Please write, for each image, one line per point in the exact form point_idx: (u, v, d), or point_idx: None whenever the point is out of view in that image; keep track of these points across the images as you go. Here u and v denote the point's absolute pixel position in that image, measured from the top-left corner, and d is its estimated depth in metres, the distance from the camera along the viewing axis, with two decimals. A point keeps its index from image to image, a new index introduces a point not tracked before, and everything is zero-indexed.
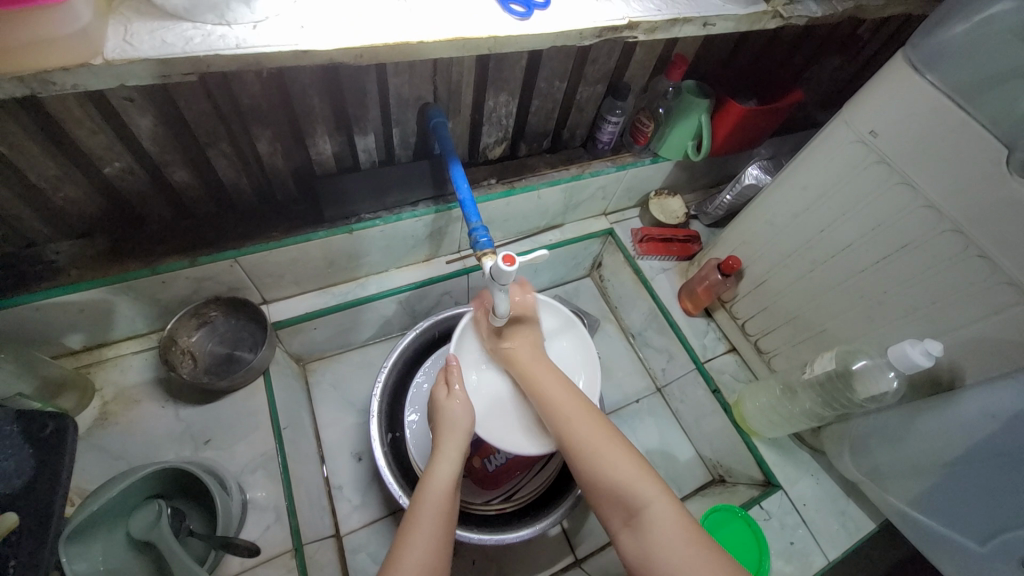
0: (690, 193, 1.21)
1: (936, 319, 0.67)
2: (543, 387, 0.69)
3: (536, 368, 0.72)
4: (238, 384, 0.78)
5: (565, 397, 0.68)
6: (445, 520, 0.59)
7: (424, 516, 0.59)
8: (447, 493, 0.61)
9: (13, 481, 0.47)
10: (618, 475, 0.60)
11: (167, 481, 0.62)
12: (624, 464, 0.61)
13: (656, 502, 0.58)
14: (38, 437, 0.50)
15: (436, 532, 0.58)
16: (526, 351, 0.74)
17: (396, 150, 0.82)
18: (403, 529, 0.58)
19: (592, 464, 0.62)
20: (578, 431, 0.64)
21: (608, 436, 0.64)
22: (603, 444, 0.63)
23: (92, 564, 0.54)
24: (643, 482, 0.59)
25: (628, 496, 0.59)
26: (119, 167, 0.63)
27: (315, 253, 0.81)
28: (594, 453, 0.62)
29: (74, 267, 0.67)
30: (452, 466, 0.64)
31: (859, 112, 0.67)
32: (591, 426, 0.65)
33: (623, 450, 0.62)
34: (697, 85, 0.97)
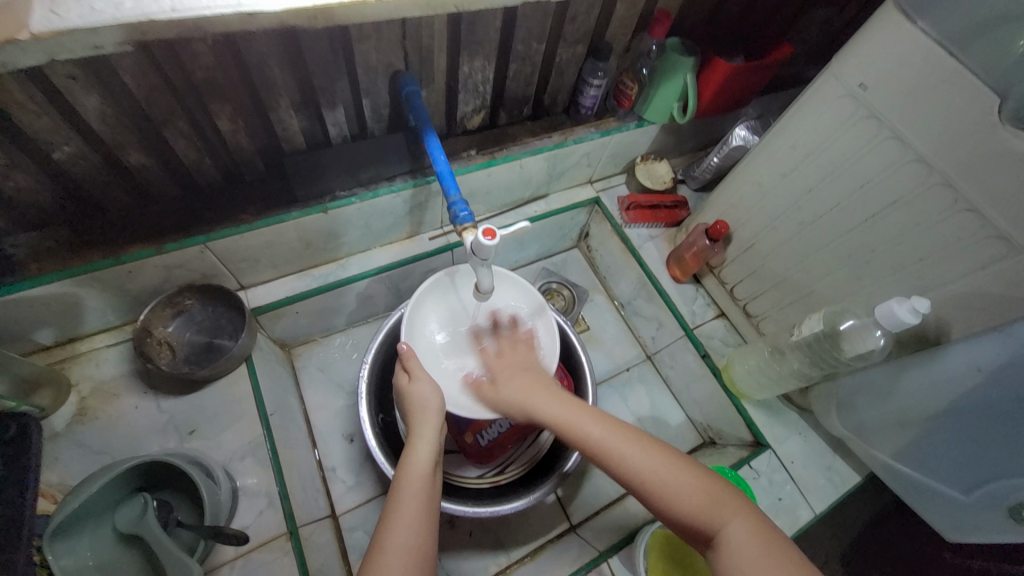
0: (677, 157, 1.18)
1: (924, 275, 0.67)
2: (574, 413, 0.62)
3: (552, 394, 0.65)
4: (219, 373, 0.76)
5: (608, 416, 0.61)
6: (426, 509, 0.58)
7: (404, 503, 0.57)
8: (425, 477, 0.61)
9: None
10: (685, 495, 0.53)
11: (151, 474, 0.61)
12: (687, 483, 0.53)
13: (730, 522, 0.50)
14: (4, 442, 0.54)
15: (417, 513, 0.57)
16: (534, 378, 0.68)
17: (369, 124, 0.78)
18: (385, 521, 0.57)
19: (647, 487, 0.54)
20: (627, 450, 0.57)
21: (666, 452, 0.56)
22: (662, 465, 0.55)
23: (80, 559, 0.54)
24: (716, 501, 0.51)
25: (698, 517, 0.51)
26: (70, 151, 0.59)
27: (290, 235, 0.78)
28: (651, 474, 0.55)
29: (33, 260, 0.64)
30: (429, 451, 0.63)
31: (850, 64, 0.64)
32: (642, 445, 0.57)
33: (685, 470, 0.54)
34: (682, 42, 0.93)
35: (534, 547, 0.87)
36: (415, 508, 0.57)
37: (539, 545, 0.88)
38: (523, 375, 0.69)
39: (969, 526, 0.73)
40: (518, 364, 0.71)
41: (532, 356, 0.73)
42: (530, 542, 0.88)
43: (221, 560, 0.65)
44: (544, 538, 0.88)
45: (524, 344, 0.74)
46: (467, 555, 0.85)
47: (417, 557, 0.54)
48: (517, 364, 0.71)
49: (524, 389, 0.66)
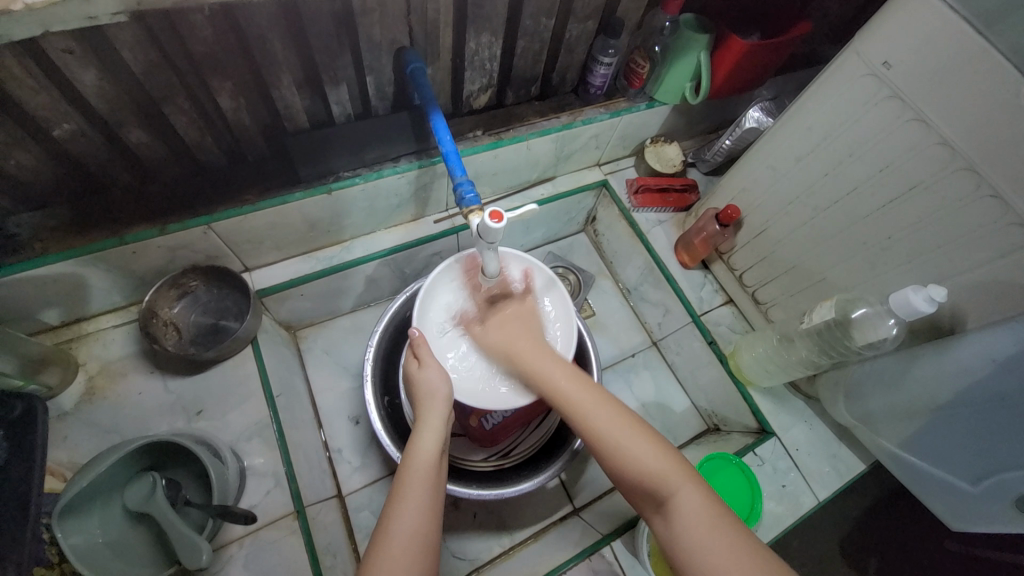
0: (687, 140, 1.15)
1: (941, 263, 0.65)
2: (548, 374, 0.65)
3: (533, 352, 0.68)
4: (225, 354, 0.76)
5: (580, 382, 0.64)
6: (432, 497, 0.58)
7: (411, 492, 0.58)
8: (432, 468, 0.61)
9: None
10: (643, 462, 0.56)
11: (159, 453, 0.62)
12: (647, 451, 0.57)
13: (681, 489, 0.54)
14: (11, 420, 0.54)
15: (424, 503, 0.57)
16: (524, 331, 0.72)
17: (373, 102, 0.77)
18: (390, 505, 0.57)
19: (611, 452, 0.58)
20: (596, 415, 0.60)
21: (631, 422, 0.60)
22: (623, 433, 0.58)
23: (90, 537, 0.54)
24: (674, 471, 0.55)
25: (652, 482, 0.55)
26: (70, 129, 0.58)
27: (294, 217, 0.77)
28: (616, 440, 0.58)
29: (38, 240, 0.64)
30: (435, 439, 0.63)
31: (872, 42, 0.61)
32: (610, 413, 0.60)
33: (646, 440, 0.58)
34: (696, 18, 0.90)
35: (537, 529, 0.88)
36: (422, 497, 0.58)
37: (542, 527, 0.89)
38: (514, 327, 0.73)
39: (976, 516, 0.74)
40: (511, 315, 0.75)
41: (529, 310, 0.75)
42: (533, 524, 0.89)
43: (229, 538, 0.66)
44: (547, 520, 0.89)
45: (522, 297, 0.77)
46: (471, 536, 0.86)
47: (420, 547, 0.54)
48: (510, 314, 0.75)
49: (512, 337, 0.71)
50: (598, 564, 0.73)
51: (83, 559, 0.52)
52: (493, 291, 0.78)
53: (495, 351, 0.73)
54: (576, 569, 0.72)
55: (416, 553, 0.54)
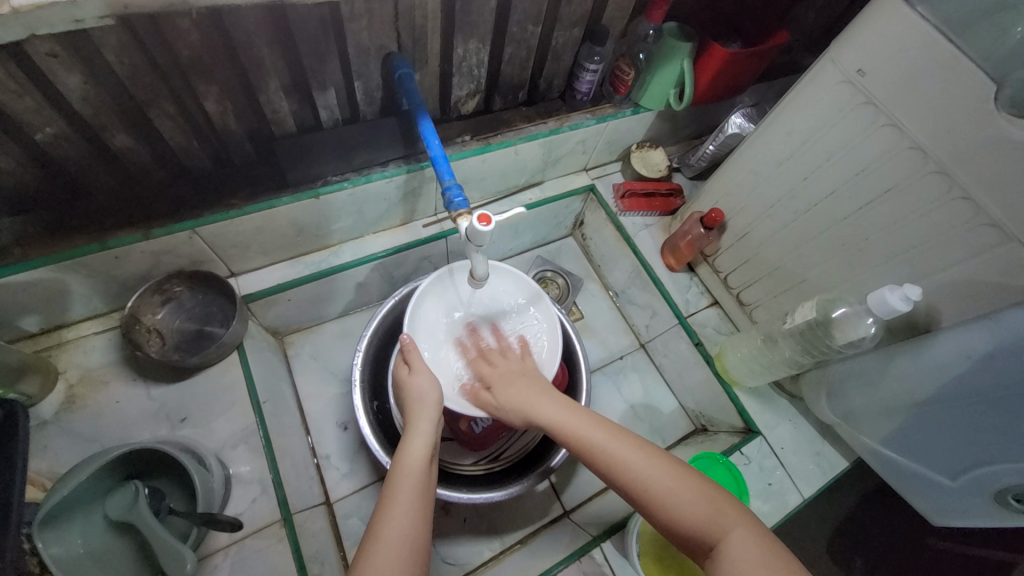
0: (672, 145, 1.18)
1: (916, 263, 0.67)
2: (575, 424, 0.61)
3: (556, 403, 0.64)
4: (210, 360, 0.75)
5: (614, 428, 0.61)
6: (422, 500, 0.58)
7: (401, 494, 0.58)
8: (421, 471, 0.60)
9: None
10: (688, 507, 0.53)
11: (141, 461, 0.61)
12: (691, 494, 0.54)
13: (731, 531, 0.51)
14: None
15: (412, 505, 0.57)
16: (537, 389, 0.67)
17: (361, 107, 0.77)
18: (380, 510, 0.57)
19: (655, 500, 0.54)
20: (635, 461, 0.57)
21: (673, 465, 0.57)
22: (664, 475, 0.55)
23: (70, 548, 0.53)
24: (719, 511, 0.52)
25: (700, 527, 0.52)
26: (53, 133, 0.57)
27: (281, 221, 0.77)
28: (657, 486, 0.55)
29: (17, 245, 0.63)
30: (425, 445, 0.63)
31: (847, 50, 0.63)
32: (645, 455, 0.57)
33: (689, 479, 0.55)
34: (679, 27, 0.92)
35: (527, 532, 0.88)
36: (413, 499, 0.57)
37: (532, 530, 0.88)
38: (525, 386, 0.68)
39: (958, 510, 0.76)
40: (516, 372, 0.70)
41: (530, 368, 0.72)
42: (523, 527, 0.89)
43: (215, 547, 0.65)
44: (538, 524, 0.89)
45: (520, 358, 0.74)
46: (462, 541, 0.86)
47: (410, 550, 0.54)
48: (514, 373, 0.70)
49: (527, 396, 0.66)
50: (588, 565, 0.73)
51: (62, 570, 0.51)
52: (493, 354, 0.75)
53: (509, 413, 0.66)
54: (566, 571, 0.72)
55: (406, 556, 0.53)
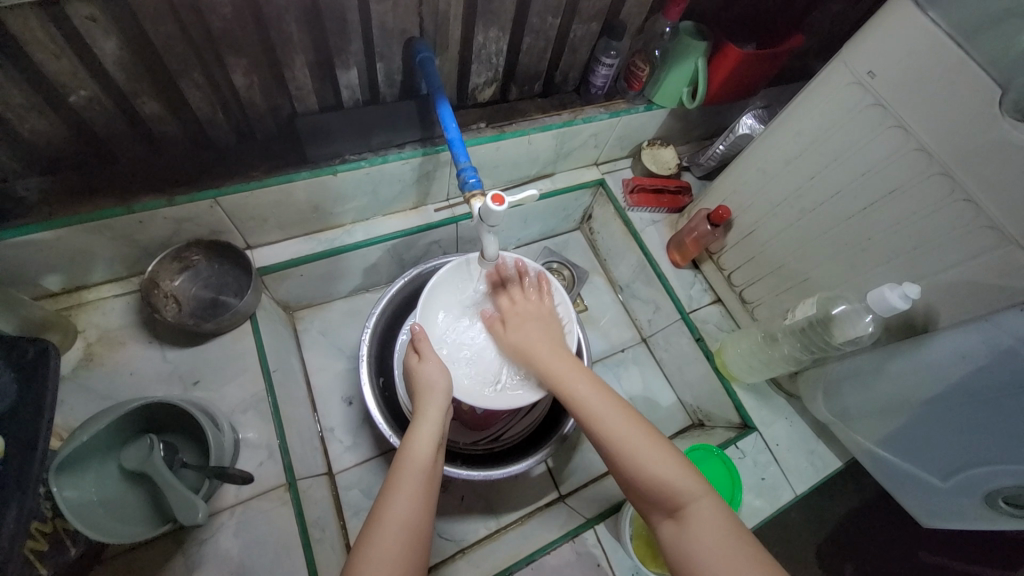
0: (683, 145, 1.19)
1: (916, 264, 0.68)
2: (571, 383, 0.66)
3: (554, 352, 0.70)
4: (225, 327, 0.77)
5: (604, 394, 0.65)
6: (428, 488, 0.60)
7: (406, 480, 0.60)
8: (427, 459, 0.62)
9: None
10: (657, 471, 0.58)
11: (156, 416, 0.62)
12: (662, 464, 0.58)
13: (696, 502, 0.56)
14: (20, 361, 0.48)
15: (418, 492, 0.59)
16: (547, 336, 0.73)
17: (382, 89, 0.79)
18: (384, 494, 0.59)
19: (630, 463, 0.59)
20: (618, 428, 0.61)
21: (652, 435, 0.61)
22: (639, 443, 0.60)
23: (85, 493, 0.55)
24: (686, 483, 0.57)
25: (666, 491, 0.57)
26: (86, 96, 0.59)
27: (299, 196, 0.79)
28: (631, 451, 0.59)
29: (45, 204, 0.65)
30: (432, 434, 0.65)
31: (859, 52, 0.65)
32: (624, 420, 0.62)
33: (661, 452, 0.59)
34: (695, 26, 0.94)
35: (522, 513, 0.90)
36: (419, 485, 0.60)
37: (528, 511, 0.90)
38: (537, 330, 0.74)
39: (948, 511, 0.77)
40: (532, 316, 0.76)
41: (547, 310, 0.78)
42: (519, 508, 0.90)
43: (223, 505, 0.67)
44: (533, 506, 0.91)
45: (540, 299, 0.79)
46: (459, 518, 0.88)
47: (413, 530, 0.56)
48: (529, 315, 0.76)
49: (535, 341, 0.72)
50: (581, 546, 0.75)
51: (76, 514, 0.53)
52: (513, 287, 0.80)
53: (516, 351, 0.73)
54: (560, 550, 0.74)
55: (409, 538, 0.56)
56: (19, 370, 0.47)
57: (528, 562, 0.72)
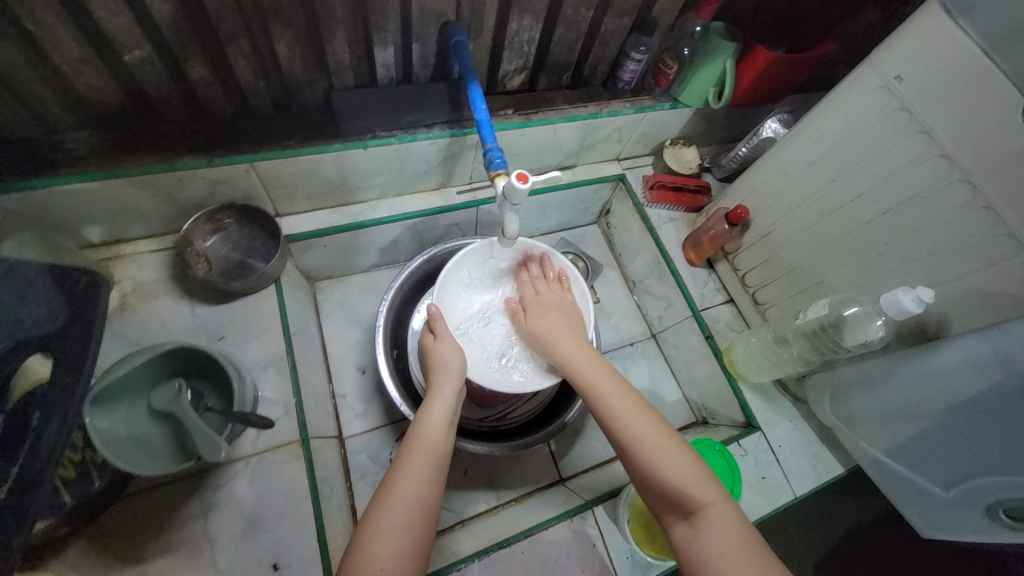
0: (705, 146, 1.20)
1: (931, 270, 0.69)
2: (586, 379, 0.68)
3: (576, 347, 0.72)
4: (251, 288, 0.80)
5: (626, 396, 0.66)
6: (438, 465, 0.61)
7: (418, 455, 0.61)
8: (440, 434, 0.64)
9: (50, 322, 0.51)
10: (669, 470, 0.58)
11: (185, 363, 0.66)
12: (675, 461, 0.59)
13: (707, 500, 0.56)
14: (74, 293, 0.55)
15: (428, 466, 0.61)
16: (569, 327, 0.75)
17: (415, 69, 0.82)
18: (396, 468, 0.61)
19: (643, 459, 0.60)
20: (635, 428, 0.62)
21: (668, 436, 0.62)
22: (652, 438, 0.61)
23: (117, 428, 0.59)
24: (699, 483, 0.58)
25: (676, 489, 0.58)
26: (139, 56, 0.63)
27: (329, 167, 0.81)
28: (644, 446, 0.61)
29: (93, 156, 0.69)
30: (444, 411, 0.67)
31: (888, 56, 0.65)
32: (637, 416, 0.63)
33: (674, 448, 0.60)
34: (726, 27, 0.95)
35: (523, 492, 0.92)
36: (428, 460, 0.61)
37: (528, 491, 0.92)
38: (562, 321, 0.76)
39: (948, 523, 0.77)
40: (555, 305, 0.78)
41: (568, 303, 0.80)
42: (520, 488, 0.92)
43: (239, 455, 0.70)
44: (534, 487, 0.93)
45: (562, 291, 0.81)
46: (461, 492, 0.90)
47: (422, 503, 0.58)
48: (553, 306, 0.78)
49: (556, 329, 0.75)
50: (579, 525, 0.77)
51: (108, 446, 0.56)
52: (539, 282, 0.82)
53: (535, 337, 0.76)
54: (557, 526, 0.76)
55: (417, 510, 0.57)
56: (74, 302, 0.55)
57: (525, 537, 0.74)
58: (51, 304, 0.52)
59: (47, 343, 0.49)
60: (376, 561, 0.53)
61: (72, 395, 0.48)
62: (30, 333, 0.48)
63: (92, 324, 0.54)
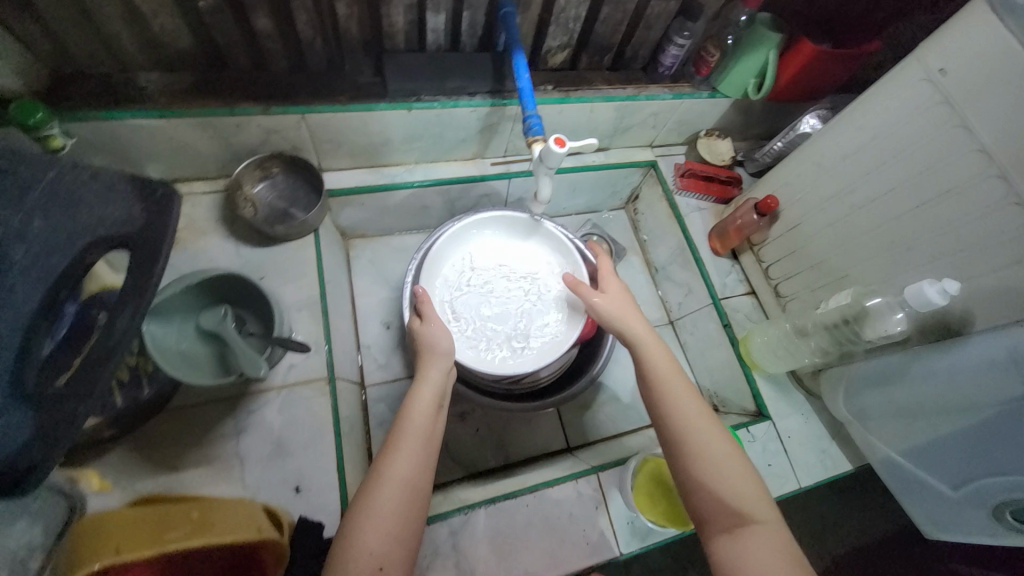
0: (740, 140, 1.20)
1: (958, 266, 0.69)
2: (664, 372, 0.68)
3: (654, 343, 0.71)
4: (292, 234, 0.85)
5: (681, 384, 0.66)
6: (426, 448, 0.62)
7: (407, 438, 0.62)
8: (427, 417, 0.65)
9: (129, 226, 0.45)
10: (727, 480, 0.59)
11: (231, 290, 0.71)
12: (734, 472, 0.60)
13: (756, 514, 0.57)
14: (151, 197, 0.47)
15: (416, 450, 0.61)
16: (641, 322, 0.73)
17: (463, 37, 0.85)
18: (385, 451, 0.61)
19: (702, 462, 0.60)
20: (693, 420, 0.63)
21: (731, 447, 0.62)
22: (718, 446, 0.61)
23: (171, 342, 0.65)
24: (752, 496, 0.58)
25: (728, 497, 0.58)
26: (212, 3, 0.67)
27: (374, 126, 0.85)
28: (707, 450, 0.61)
29: (161, 96, 0.74)
30: (430, 395, 0.67)
31: (933, 49, 0.65)
32: (705, 421, 0.63)
33: (736, 459, 0.61)
34: (772, 19, 0.95)
35: (530, 456, 0.95)
36: (419, 444, 0.62)
37: (535, 456, 0.95)
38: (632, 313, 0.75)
39: (952, 522, 0.78)
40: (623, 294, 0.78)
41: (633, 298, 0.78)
42: (528, 452, 0.95)
43: (270, 385, 0.75)
44: (541, 452, 0.96)
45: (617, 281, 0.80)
46: (471, 449, 0.93)
47: (411, 486, 0.59)
48: (623, 295, 0.77)
49: (630, 318, 0.74)
50: (583, 487, 0.80)
51: (163, 356, 0.62)
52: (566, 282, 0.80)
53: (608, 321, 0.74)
54: (562, 487, 0.79)
55: (406, 493, 0.58)
56: (150, 206, 0.46)
57: (532, 491, 0.77)
58: (130, 207, 0.46)
59: (126, 244, 0.44)
60: (364, 549, 0.53)
61: (140, 297, 0.41)
62: (111, 233, 0.44)
63: (165, 237, 0.44)
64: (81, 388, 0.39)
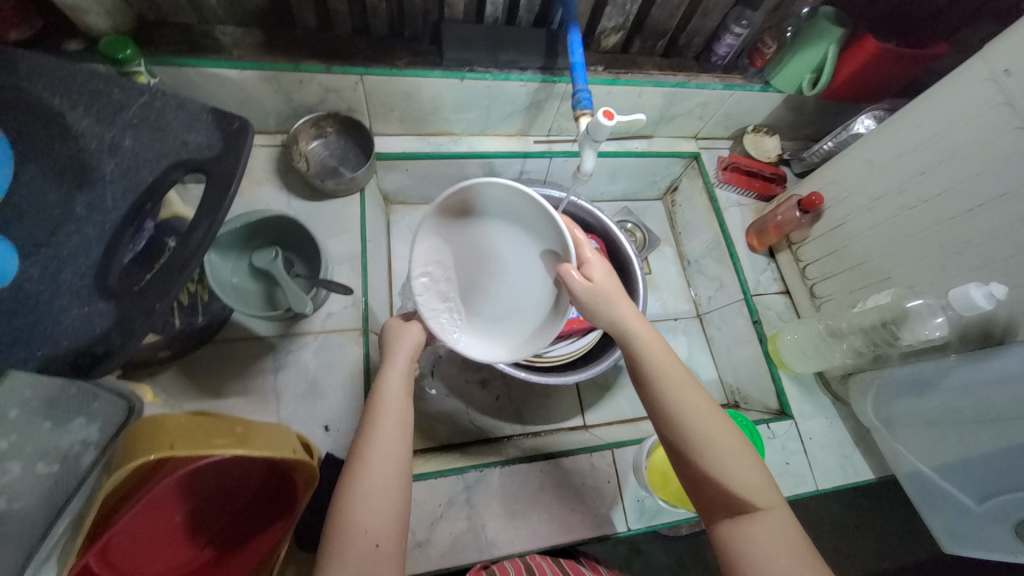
0: (789, 139, 1.18)
1: (1008, 274, 0.67)
2: (657, 369, 0.59)
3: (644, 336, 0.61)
4: (341, 191, 0.89)
5: (675, 374, 0.58)
6: (405, 429, 0.56)
7: (384, 420, 0.56)
8: (401, 398, 0.59)
9: (207, 148, 0.47)
10: (734, 477, 0.54)
11: (284, 233, 0.76)
12: (742, 472, 0.54)
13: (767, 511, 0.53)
14: (227, 129, 0.48)
15: (395, 431, 0.56)
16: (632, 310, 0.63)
17: (521, 12, 0.86)
18: (361, 433, 0.56)
19: (709, 461, 0.54)
20: (696, 421, 0.56)
21: (738, 440, 0.56)
22: (723, 444, 0.55)
23: (229, 276, 0.71)
24: (762, 490, 0.54)
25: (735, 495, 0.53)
26: None
27: (426, 94, 0.88)
28: (712, 450, 0.54)
29: (234, 48, 0.78)
30: (399, 375, 0.60)
31: (1002, 47, 0.63)
32: (706, 420, 0.56)
33: (744, 454, 0.55)
34: (836, 13, 0.93)
35: (547, 429, 0.97)
36: (395, 425, 0.56)
37: (551, 429, 0.97)
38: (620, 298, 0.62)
39: (972, 537, 0.75)
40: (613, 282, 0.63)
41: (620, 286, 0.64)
42: (545, 425, 0.97)
43: (308, 330, 0.79)
44: (557, 427, 0.97)
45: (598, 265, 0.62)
46: (490, 416, 0.96)
47: (396, 466, 0.54)
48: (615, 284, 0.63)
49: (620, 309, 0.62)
50: (597, 461, 0.81)
51: (222, 287, 0.69)
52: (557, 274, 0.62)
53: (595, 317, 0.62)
54: (575, 458, 0.80)
55: (392, 475, 0.53)
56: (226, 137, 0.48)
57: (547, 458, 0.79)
58: (208, 132, 0.48)
59: (201, 167, 0.47)
60: (360, 525, 0.50)
61: (217, 209, 0.42)
62: (188, 156, 0.47)
63: (237, 162, 0.46)
64: (149, 298, 0.41)
